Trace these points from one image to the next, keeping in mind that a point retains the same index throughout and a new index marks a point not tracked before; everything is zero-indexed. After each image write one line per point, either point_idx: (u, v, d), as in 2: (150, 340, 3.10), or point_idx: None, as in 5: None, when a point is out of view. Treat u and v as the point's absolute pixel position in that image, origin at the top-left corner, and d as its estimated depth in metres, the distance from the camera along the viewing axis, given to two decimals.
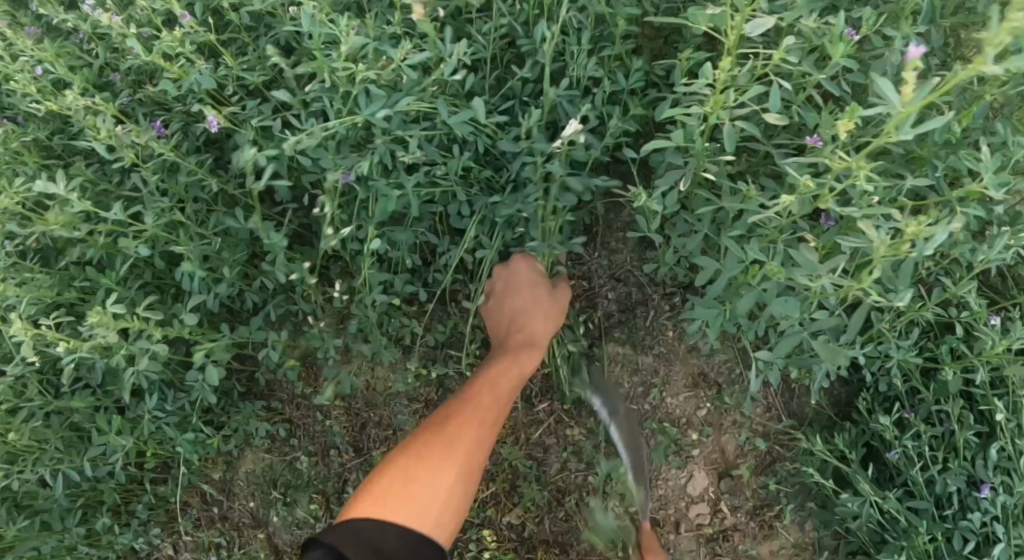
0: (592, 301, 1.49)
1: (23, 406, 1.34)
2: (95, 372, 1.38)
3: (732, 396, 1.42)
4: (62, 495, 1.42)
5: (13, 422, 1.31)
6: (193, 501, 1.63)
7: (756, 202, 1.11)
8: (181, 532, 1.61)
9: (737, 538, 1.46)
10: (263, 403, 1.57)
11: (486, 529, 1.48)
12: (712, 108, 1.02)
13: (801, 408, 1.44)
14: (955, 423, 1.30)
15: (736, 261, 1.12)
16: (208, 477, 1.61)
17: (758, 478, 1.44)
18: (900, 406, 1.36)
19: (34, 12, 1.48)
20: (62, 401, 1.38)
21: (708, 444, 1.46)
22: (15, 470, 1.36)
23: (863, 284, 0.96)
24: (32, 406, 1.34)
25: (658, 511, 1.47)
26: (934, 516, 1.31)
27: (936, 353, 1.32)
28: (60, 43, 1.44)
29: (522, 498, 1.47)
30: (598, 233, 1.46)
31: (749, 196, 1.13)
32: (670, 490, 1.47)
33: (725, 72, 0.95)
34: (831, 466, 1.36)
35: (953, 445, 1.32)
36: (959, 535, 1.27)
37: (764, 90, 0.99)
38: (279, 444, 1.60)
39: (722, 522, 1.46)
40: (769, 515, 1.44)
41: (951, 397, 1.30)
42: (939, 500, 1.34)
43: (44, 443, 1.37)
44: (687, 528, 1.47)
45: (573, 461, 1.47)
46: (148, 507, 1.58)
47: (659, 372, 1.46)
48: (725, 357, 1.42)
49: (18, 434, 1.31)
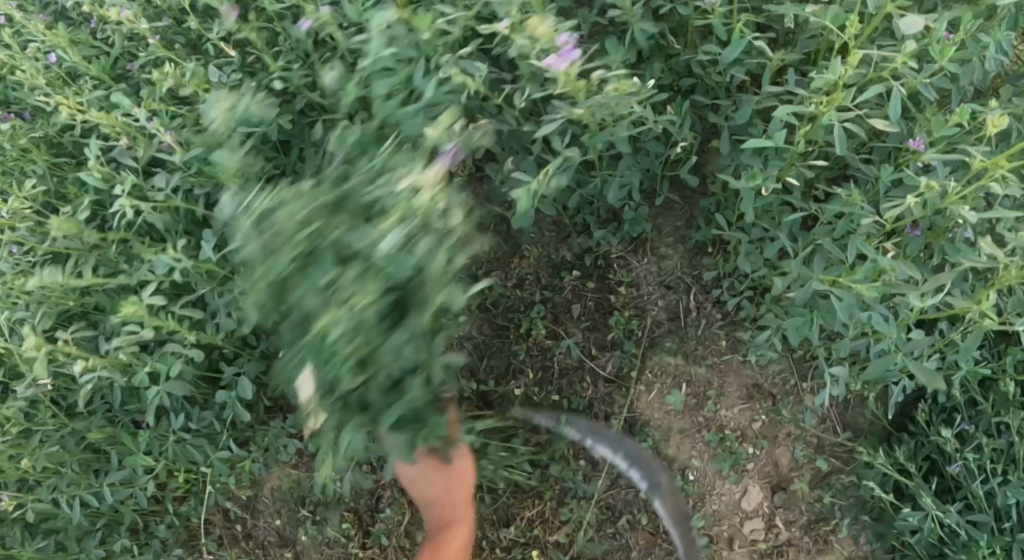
0: (641, 309, 1.44)
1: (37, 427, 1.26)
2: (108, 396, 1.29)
3: (788, 408, 1.39)
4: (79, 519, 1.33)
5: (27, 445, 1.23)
6: (215, 520, 1.53)
7: (857, 206, 1.11)
8: (203, 552, 1.51)
9: (792, 554, 1.42)
10: (294, 419, 1.49)
11: (533, 549, 1.45)
12: (827, 106, 1.00)
13: (857, 418, 1.40)
14: (1016, 434, 1.24)
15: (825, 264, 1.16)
16: (231, 494, 1.51)
17: (813, 491, 1.40)
18: (959, 417, 1.32)
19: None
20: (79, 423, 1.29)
21: (762, 458, 1.42)
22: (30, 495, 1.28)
23: (983, 306, 1.04)
24: (46, 427, 1.26)
25: (711, 527, 1.42)
26: (995, 530, 1.25)
27: (999, 365, 1.27)
28: (73, 31, 1.33)
29: (571, 515, 1.44)
30: (649, 239, 1.43)
31: (853, 200, 1.11)
32: (724, 505, 1.42)
33: (853, 66, 0.95)
34: (891, 480, 1.32)
35: (1013, 458, 1.26)
36: (1019, 549, 1.22)
37: (885, 90, 0.99)
38: (308, 459, 1.51)
39: (778, 538, 1.42)
40: (825, 529, 1.40)
41: (1013, 409, 1.24)
42: (998, 513, 1.28)
43: (61, 465, 1.30)
44: (741, 544, 1.43)
45: (623, 478, 1.43)
46: (169, 527, 1.49)
47: (713, 384, 1.42)
48: (780, 366, 1.39)
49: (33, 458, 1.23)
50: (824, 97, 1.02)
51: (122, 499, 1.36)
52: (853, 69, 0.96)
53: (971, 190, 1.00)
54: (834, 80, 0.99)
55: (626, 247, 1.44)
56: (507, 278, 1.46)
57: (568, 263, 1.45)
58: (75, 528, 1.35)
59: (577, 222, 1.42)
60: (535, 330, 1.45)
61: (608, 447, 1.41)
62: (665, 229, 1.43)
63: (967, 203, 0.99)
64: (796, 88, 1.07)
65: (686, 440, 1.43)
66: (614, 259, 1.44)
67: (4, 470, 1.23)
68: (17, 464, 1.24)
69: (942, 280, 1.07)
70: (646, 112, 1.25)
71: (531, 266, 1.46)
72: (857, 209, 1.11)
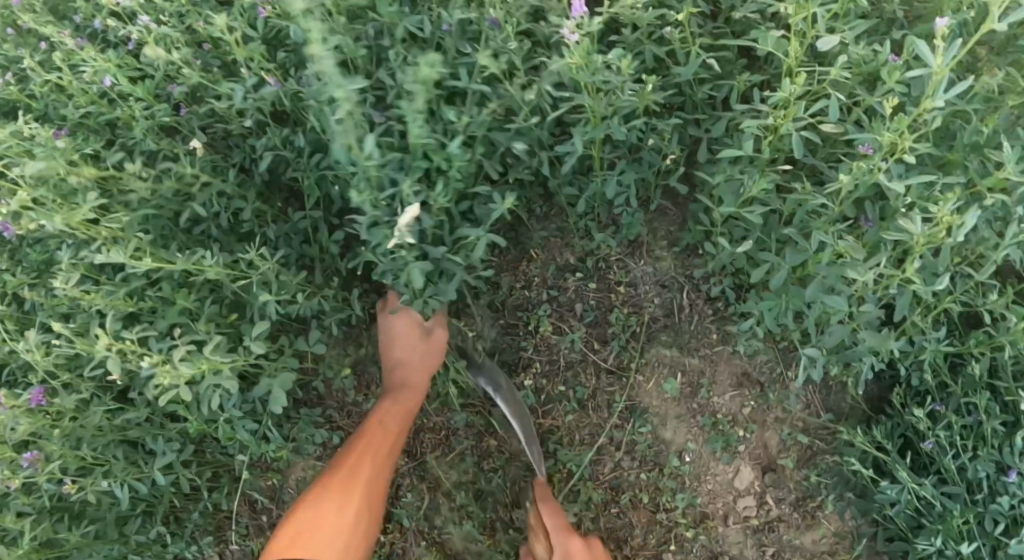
0: (638, 307, 1.57)
1: (86, 414, 1.28)
2: (169, 382, 1.32)
3: (775, 393, 1.50)
4: (126, 507, 1.36)
5: (68, 424, 1.25)
6: (242, 510, 1.59)
7: (810, 196, 1.24)
8: (232, 541, 1.57)
9: (783, 528, 1.51)
10: (320, 410, 1.57)
11: None
12: (783, 121, 1.14)
13: (839, 403, 1.51)
14: (983, 413, 1.38)
15: (795, 254, 1.29)
16: (259, 485, 1.58)
17: (800, 470, 1.51)
18: (932, 398, 1.46)
19: (80, 23, 1.43)
20: (133, 413, 1.32)
21: (753, 440, 1.52)
22: (88, 483, 1.31)
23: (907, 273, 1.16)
24: (98, 411, 1.29)
25: (708, 505, 1.51)
26: (966, 500, 1.38)
27: (964, 348, 1.41)
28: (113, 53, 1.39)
29: (578, 496, 1.51)
30: (644, 243, 1.56)
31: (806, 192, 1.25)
32: (718, 485, 1.51)
33: (798, 86, 1.09)
34: (871, 457, 1.44)
35: (981, 435, 1.40)
36: (990, 519, 1.35)
37: (825, 104, 1.12)
38: (330, 451, 1.59)
39: (768, 514, 1.51)
40: (812, 505, 1.50)
41: (978, 389, 1.39)
42: (970, 486, 1.42)
43: (112, 456, 1.33)
44: (735, 520, 1.51)
45: (626, 459, 1.52)
46: (201, 516, 1.53)
47: (706, 372, 1.53)
48: (768, 356, 1.50)
49: (70, 434, 1.25)
50: (780, 111, 1.15)
51: (168, 486, 1.40)
52: (799, 88, 1.09)
53: (888, 166, 1.12)
54: (785, 98, 1.12)
55: (625, 250, 1.57)
56: (516, 279, 1.59)
57: (571, 267, 1.58)
58: (118, 511, 1.38)
59: (579, 228, 1.55)
60: (546, 323, 1.57)
61: (534, 332, 1.57)
62: (660, 234, 1.57)
63: (881, 169, 1.12)
64: (759, 105, 1.20)
65: (682, 425, 1.53)
66: (614, 261, 1.58)
67: (68, 455, 1.26)
68: (79, 450, 1.28)
69: (876, 259, 1.18)
70: (646, 128, 1.37)
71: (538, 268, 1.59)
72: (809, 199, 1.24)
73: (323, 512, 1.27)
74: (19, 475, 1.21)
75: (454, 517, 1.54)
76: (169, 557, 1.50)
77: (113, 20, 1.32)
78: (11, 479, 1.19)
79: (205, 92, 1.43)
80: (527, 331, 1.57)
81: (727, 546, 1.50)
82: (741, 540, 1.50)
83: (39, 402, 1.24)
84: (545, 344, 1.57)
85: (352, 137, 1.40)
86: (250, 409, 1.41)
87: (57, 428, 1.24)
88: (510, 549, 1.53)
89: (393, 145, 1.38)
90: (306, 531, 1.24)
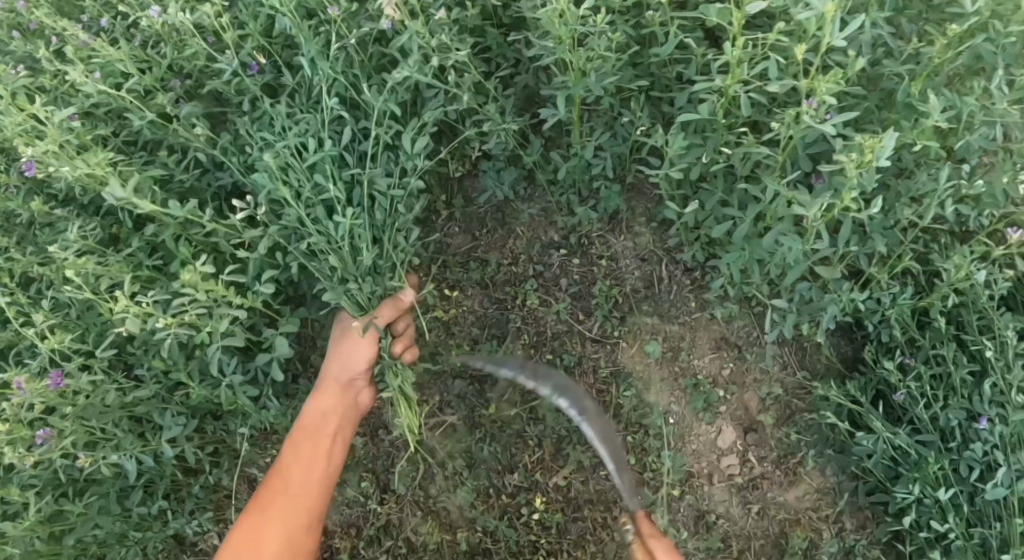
0: (620, 278, 1.64)
1: (97, 388, 1.34)
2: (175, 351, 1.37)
3: (753, 353, 1.57)
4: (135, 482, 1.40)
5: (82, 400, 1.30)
6: (241, 489, 1.63)
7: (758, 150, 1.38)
8: (231, 519, 1.61)
9: (766, 486, 1.57)
10: (317, 384, 1.63)
11: (535, 493, 1.58)
12: (730, 81, 1.31)
13: (814, 363, 1.56)
14: (952, 363, 1.47)
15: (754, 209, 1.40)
16: (259, 462, 1.63)
17: (780, 428, 1.57)
18: (902, 353, 1.55)
19: (87, 23, 1.53)
20: (145, 391, 1.37)
21: (733, 402, 1.59)
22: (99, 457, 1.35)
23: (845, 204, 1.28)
24: (107, 382, 1.34)
25: (692, 465, 1.58)
26: (941, 448, 1.48)
27: (929, 304, 1.51)
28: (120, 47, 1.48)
29: (568, 459, 1.57)
30: (624, 219, 1.64)
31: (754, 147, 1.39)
32: (702, 444, 1.58)
33: (738, 48, 1.25)
34: (845, 410, 1.50)
35: (951, 384, 1.49)
36: (965, 464, 1.46)
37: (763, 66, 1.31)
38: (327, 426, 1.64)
39: (751, 472, 1.57)
40: (793, 462, 1.56)
41: (945, 341, 1.48)
42: (943, 434, 1.51)
43: (121, 431, 1.38)
44: (720, 479, 1.58)
45: (612, 423, 1.58)
46: (202, 492, 1.57)
47: (686, 337, 1.60)
48: (743, 320, 1.58)
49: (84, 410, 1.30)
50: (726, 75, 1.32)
51: (173, 457, 1.44)
52: (740, 50, 1.26)
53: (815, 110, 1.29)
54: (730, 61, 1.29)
55: (606, 226, 1.65)
56: (503, 256, 1.67)
57: (555, 243, 1.66)
58: (125, 483, 1.42)
59: (562, 205, 1.63)
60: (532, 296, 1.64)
61: (520, 307, 1.64)
62: (639, 210, 1.65)
63: (807, 112, 1.30)
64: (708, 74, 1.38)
65: (667, 389, 1.59)
66: (595, 237, 1.65)
67: (81, 430, 1.30)
68: (89, 424, 1.32)
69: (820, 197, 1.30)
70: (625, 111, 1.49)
71: (524, 244, 1.66)
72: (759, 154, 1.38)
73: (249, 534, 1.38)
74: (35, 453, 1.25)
75: (448, 486, 1.59)
76: (171, 533, 1.53)
77: (125, 11, 1.40)
78: (28, 458, 1.24)
79: (209, 82, 1.51)
80: (514, 306, 1.64)
81: (712, 504, 1.57)
82: (727, 499, 1.57)
83: (58, 384, 1.28)
84: (531, 317, 1.64)
85: (349, 119, 1.49)
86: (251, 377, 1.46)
87: (70, 404, 1.29)
88: (503, 514, 1.58)
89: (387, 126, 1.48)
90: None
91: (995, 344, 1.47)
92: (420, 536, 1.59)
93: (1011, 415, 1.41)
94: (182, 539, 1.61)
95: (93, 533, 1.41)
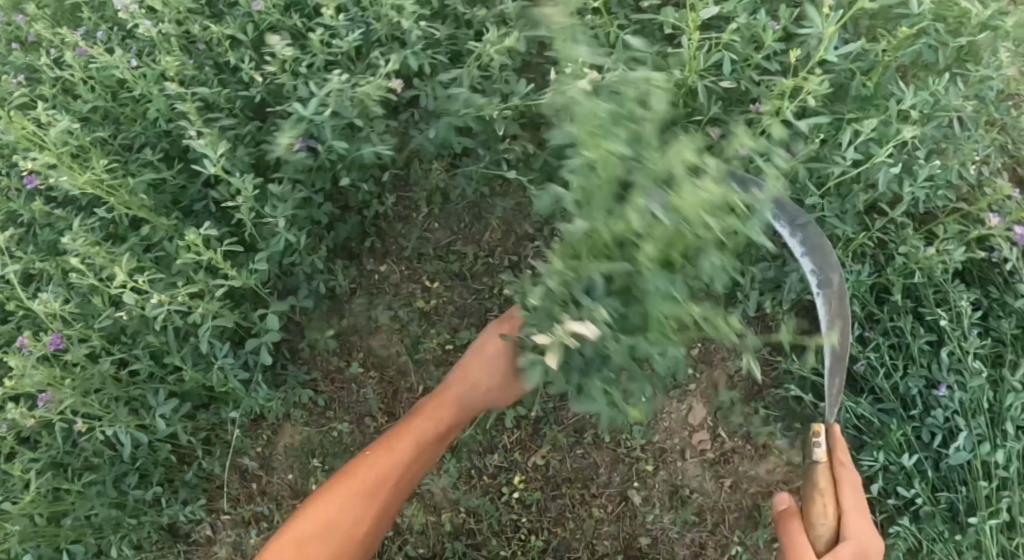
0: None
1: (97, 368, 1.44)
2: (172, 333, 1.47)
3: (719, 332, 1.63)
4: (131, 455, 1.49)
5: (83, 368, 1.41)
6: (232, 479, 1.71)
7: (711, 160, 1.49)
8: (223, 508, 1.68)
9: (736, 460, 1.62)
10: (306, 373, 1.72)
11: (514, 474, 1.65)
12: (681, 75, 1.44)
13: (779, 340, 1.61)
14: (909, 334, 1.55)
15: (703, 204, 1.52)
16: (250, 451, 1.71)
17: (749, 403, 1.61)
18: (861, 326, 1.62)
19: (85, 35, 1.65)
20: (143, 363, 1.48)
21: (703, 379, 1.64)
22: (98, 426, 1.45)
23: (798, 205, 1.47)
24: (104, 365, 1.44)
25: (665, 441, 1.64)
26: (902, 415, 1.55)
27: (885, 279, 1.59)
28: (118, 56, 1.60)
29: (545, 439, 1.64)
30: (593, 210, 1.72)
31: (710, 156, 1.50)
32: (673, 421, 1.64)
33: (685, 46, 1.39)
34: (808, 381, 1.59)
35: (910, 354, 1.57)
36: (927, 430, 1.53)
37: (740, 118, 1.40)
38: (316, 415, 1.73)
39: (722, 446, 1.63)
40: (763, 436, 1.60)
41: (902, 313, 1.56)
42: (905, 402, 1.58)
43: (119, 406, 1.47)
44: (692, 455, 1.63)
45: (587, 403, 1.65)
46: (195, 480, 1.65)
47: None
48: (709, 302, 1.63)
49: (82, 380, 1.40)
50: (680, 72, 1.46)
51: (168, 436, 1.53)
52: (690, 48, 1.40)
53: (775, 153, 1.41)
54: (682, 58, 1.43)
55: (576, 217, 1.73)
56: (480, 250, 1.75)
57: (530, 236, 1.75)
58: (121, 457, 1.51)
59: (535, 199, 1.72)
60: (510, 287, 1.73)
61: (497, 299, 1.73)
62: None
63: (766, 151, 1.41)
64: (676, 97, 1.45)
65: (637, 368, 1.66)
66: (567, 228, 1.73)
67: (80, 401, 1.40)
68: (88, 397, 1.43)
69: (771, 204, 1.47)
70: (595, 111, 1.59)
71: (500, 237, 1.75)
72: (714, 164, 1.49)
73: (337, 511, 1.44)
74: (36, 414, 1.36)
75: (432, 469, 1.66)
76: (165, 520, 1.61)
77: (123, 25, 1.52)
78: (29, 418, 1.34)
79: (200, 87, 1.64)
80: (493, 297, 1.73)
81: (686, 480, 1.63)
82: (699, 474, 1.63)
83: (59, 347, 1.40)
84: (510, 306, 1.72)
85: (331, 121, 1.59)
86: (244, 364, 1.56)
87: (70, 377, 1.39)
88: (483, 494, 1.65)
89: (368, 128, 1.58)
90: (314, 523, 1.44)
91: (950, 315, 1.53)
92: (406, 517, 1.67)
93: (969, 381, 1.48)
94: (177, 529, 1.69)
95: (93, 512, 1.50)
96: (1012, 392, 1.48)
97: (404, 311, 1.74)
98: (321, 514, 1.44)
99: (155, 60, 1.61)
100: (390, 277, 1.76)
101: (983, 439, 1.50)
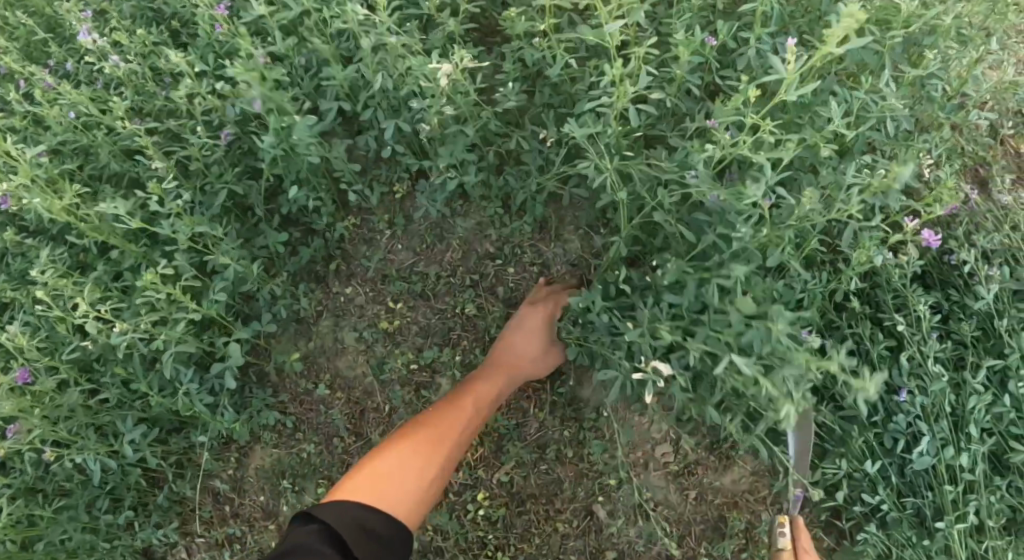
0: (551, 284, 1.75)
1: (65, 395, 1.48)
2: (135, 360, 1.51)
3: None
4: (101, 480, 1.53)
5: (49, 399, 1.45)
6: (205, 501, 1.75)
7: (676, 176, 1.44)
8: (196, 531, 1.72)
9: (700, 472, 1.64)
10: (274, 396, 1.75)
11: (479, 490, 1.68)
12: (618, 97, 1.38)
13: None
14: (868, 341, 1.55)
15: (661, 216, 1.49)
16: (221, 475, 1.75)
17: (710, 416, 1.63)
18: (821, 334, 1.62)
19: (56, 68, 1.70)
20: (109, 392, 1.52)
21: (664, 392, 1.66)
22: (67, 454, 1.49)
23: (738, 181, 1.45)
24: (73, 392, 1.48)
25: (628, 455, 1.64)
26: (863, 421, 1.55)
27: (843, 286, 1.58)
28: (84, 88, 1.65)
29: (509, 455, 1.68)
30: (553, 227, 1.74)
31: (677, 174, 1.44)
32: (637, 435, 1.65)
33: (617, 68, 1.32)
34: None
35: (870, 361, 1.56)
36: (890, 436, 1.53)
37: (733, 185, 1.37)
38: (285, 437, 1.76)
39: (685, 459, 1.64)
40: (725, 448, 1.62)
41: (860, 320, 1.56)
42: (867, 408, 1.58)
43: (87, 433, 1.51)
44: (655, 467, 1.65)
45: (549, 419, 1.68)
46: (168, 503, 1.69)
47: None
48: None
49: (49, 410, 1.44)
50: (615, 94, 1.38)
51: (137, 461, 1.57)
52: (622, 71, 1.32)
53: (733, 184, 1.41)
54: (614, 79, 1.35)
55: (536, 234, 1.75)
56: (443, 269, 1.78)
57: (491, 254, 1.77)
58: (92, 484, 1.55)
59: (494, 217, 1.75)
60: (473, 306, 1.76)
61: (461, 318, 1.76)
62: (566, 218, 1.73)
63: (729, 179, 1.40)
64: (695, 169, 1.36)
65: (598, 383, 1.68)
66: (527, 246, 1.75)
67: (47, 430, 1.44)
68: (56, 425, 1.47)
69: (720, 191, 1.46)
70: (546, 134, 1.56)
71: (462, 257, 1.78)
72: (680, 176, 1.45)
73: (395, 475, 1.37)
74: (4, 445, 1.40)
75: None
76: (139, 543, 1.65)
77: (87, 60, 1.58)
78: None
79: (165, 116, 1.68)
80: (457, 317, 1.76)
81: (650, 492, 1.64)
82: (663, 486, 1.64)
83: (26, 380, 1.44)
84: (474, 324, 1.75)
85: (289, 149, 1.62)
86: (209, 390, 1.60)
87: (38, 406, 1.43)
88: (451, 511, 1.68)
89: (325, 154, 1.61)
90: (380, 479, 1.35)
91: (909, 320, 1.53)
92: None
93: (930, 386, 1.47)
94: (151, 553, 1.74)
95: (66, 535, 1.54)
96: (974, 395, 1.47)
97: (369, 333, 1.77)
98: (385, 473, 1.36)
99: (121, 92, 1.66)
100: (355, 299, 1.79)
101: (947, 443, 1.49)
